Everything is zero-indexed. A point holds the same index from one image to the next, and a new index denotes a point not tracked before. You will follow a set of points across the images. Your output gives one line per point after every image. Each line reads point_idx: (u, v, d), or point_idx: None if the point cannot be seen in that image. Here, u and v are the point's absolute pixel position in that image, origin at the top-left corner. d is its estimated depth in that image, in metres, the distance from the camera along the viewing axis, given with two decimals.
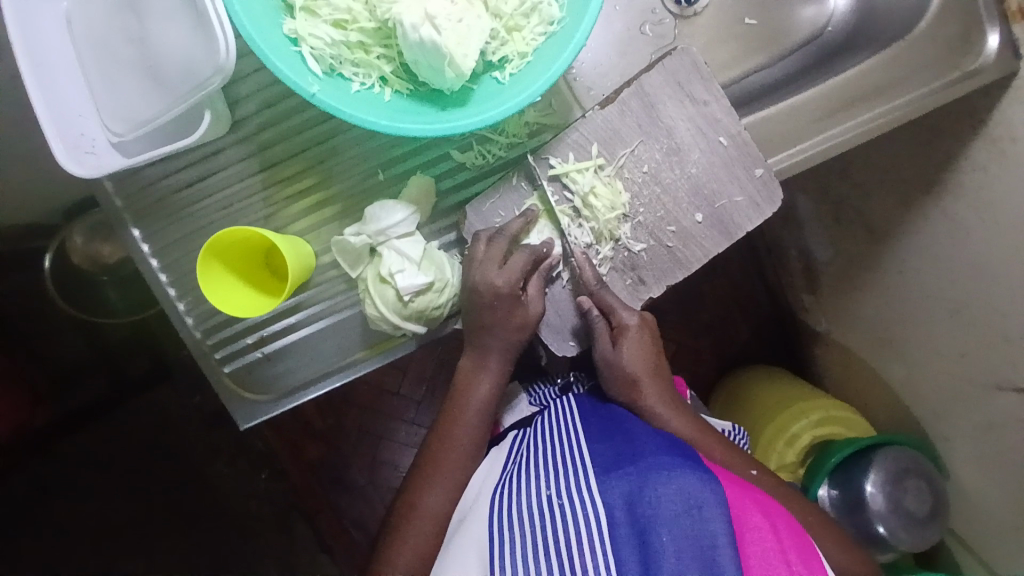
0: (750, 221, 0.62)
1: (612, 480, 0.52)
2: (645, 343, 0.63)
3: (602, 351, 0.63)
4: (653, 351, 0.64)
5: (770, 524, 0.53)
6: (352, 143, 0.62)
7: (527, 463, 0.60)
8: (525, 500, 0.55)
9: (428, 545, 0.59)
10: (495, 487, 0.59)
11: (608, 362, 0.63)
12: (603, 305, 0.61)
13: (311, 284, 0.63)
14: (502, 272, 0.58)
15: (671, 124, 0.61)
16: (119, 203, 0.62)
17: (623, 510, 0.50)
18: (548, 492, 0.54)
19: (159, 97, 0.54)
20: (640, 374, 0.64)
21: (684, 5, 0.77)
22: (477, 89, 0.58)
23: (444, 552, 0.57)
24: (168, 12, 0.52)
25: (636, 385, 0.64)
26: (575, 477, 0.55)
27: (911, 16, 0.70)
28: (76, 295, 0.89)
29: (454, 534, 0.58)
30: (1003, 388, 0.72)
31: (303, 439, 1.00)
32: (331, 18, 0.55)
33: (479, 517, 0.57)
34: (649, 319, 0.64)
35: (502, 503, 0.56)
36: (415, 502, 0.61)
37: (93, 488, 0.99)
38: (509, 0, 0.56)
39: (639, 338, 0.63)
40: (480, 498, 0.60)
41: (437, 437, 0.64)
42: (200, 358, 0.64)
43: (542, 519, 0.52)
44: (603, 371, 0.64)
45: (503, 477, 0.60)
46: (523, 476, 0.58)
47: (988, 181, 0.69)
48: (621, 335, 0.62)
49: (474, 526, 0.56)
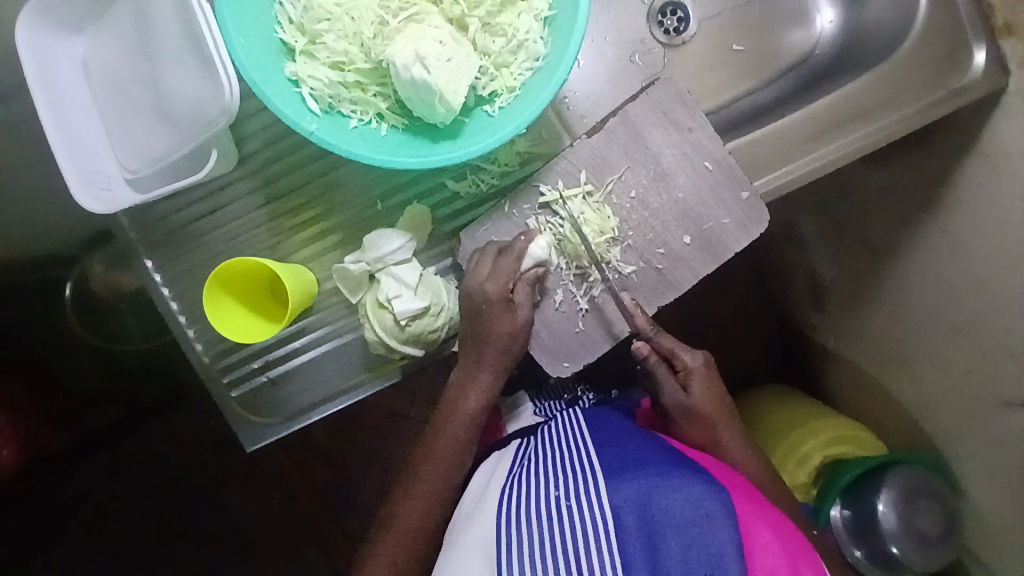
0: (738, 242, 0.64)
1: (621, 483, 0.54)
2: (711, 385, 0.68)
3: (672, 396, 0.67)
4: (721, 395, 0.68)
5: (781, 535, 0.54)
6: (352, 175, 0.65)
7: (536, 466, 0.61)
8: (534, 499, 0.56)
9: (403, 547, 0.62)
10: (503, 485, 0.61)
11: (679, 406, 0.67)
12: (663, 349, 0.67)
13: (315, 309, 0.66)
14: (500, 282, 0.60)
15: (657, 150, 0.63)
16: (134, 235, 0.65)
17: (631, 514, 0.52)
18: (557, 494, 0.56)
19: (172, 136, 0.57)
20: (715, 416, 0.67)
21: (672, 35, 0.80)
22: (469, 122, 0.61)
23: (447, 547, 0.59)
24: (177, 57, 0.55)
25: (708, 422, 0.67)
26: (583, 481, 0.56)
27: (896, 37, 0.72)
28: (96, 323, 0.93)
29: (458, 529, 0.60)
30: (1010, 403, 0.72)
31: (314, 461, 1.03)
32: (329, 60, 0.58)
33: (486, 515, 0.58)
34: (713, 365, 0.70)
35: (510, 502, 0.57)
36: (395, 507, 0.64)
37: (112, 511, 1.02)
38: (496, 40, 0.59)
39: (706, 380, 0.68)
40: (486, 496, 0.61)
41: (426, 440, 0.65)
42: (209, 382, 0.67)
43: (551, 520, 0.53)
44: (682, 421, 0.67)
45: (510, 477, 0.62)
46: (533, 477, 0.59)
47: (985, 198, 0.70)
48: (688, 378, 0.68)
49: (482, 520, 0.58)
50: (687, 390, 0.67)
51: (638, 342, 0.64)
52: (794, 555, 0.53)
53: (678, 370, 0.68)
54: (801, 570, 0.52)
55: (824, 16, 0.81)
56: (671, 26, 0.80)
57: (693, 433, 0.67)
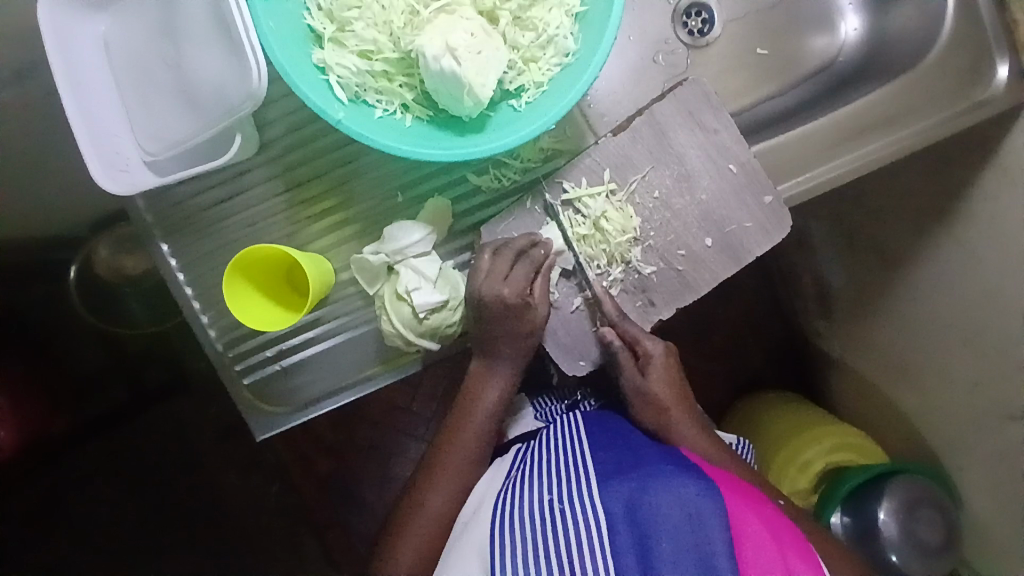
0: (759, 246, 0.63)
1: (612, 486, 0.54)
2: (668, 371, 0.66)
3: (630, 381, 0.65)
4: (677, 380, 0.67)
5: (773, 531, 0.54)
6: (372, 166, 0.65)
7: (531, 470, 0.61)
8: (528, 506, 0.56)
9: (432, 542, 0.61)
10: (499, 492, 0.61)
11: (637, 391, 0.65)
12: (626, 336, 0.64)
13: (331, 299, 0.65)
14: (507, 283, 0.60)
15: (682, 152, 0.63)
16: (150, 218, 0.65)
17: (623, 517, 0.51)
18: (551, 498, 0.56)
19: (193, 120, 0.57)
20: (669, 401, 0.66)
21: (696, 35, 0.79)
22: (495, 116, 0.60)
23: (447, 552, 0.60)
24: (204, 38, 0.55)
25: (664, 409, 0.65)
26: (575, 484, 0.56)
27: (921, 47, 0.72)
28: (100, 306, 0.92)
29: (457, 537, 0.60)
30: (1013, 417, 0.72)
31: (315, 452, 1.03)
32: (357, 48, 0.58)
33: (481, 522, 0.58)
34: (672, 350, 0.67)
35: (504, 509, 0.57)
36: (419, 502, 0.63)
37: (109, 493, 1.02)
38: (526, 35, 0.59)
39: (664, 365, 0.66)
40: (483, 503, 0.61)
41: (445, 436, 0.66)
42: (222, 369, 0.66)
43: (544, 524, 0.53)
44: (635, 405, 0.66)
45: (505, 485, 0.62)
46: (527, 483, 0.59)
47: (999, 212, 0.70)
48: (647, 365, 0.65)
49: (478, 526, 0.59)
50: (644, 375, 0.65)
51: (605, 329, 0.63)
52: (781, 541, 0.53)
53: (638, 356, 0.65)
54: (789, 555, 0.52)
55: (848, 23, 0.81)
56: (695, 27, 0.79)
57: (648, 418, 0.65)
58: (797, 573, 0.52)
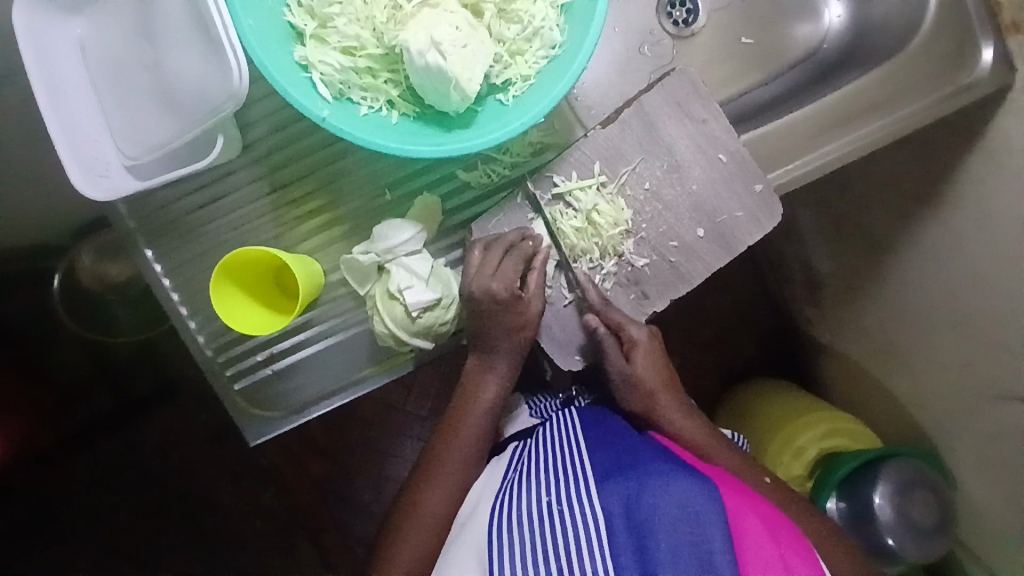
0: (751, 235, 0.63)
1: (611, 486, 0.53)
2: (655, 354, 0.64)
3: (614, 366, 0.64)
4: (664, 365, 0.65)
5: (772, 529, 0.53)
6: (359, 164, 0.64)
7: (528, 470, 0.61)
8: (525, 505, 0.56)
9: (427, 542, 0.61)
10: (497, 492, 0.61)
11: (622, 376, 0.64)
12: (610, 321, 0.63)
13: (320, 302, 0.64)
14: (496, 277, 0.60)
15: (671, 142, 0.62)
16: (133, 224, 0.63)
17: (622, 519, 0.51)
18: (548, 498, 0.55)
19: (173, 122, 0.56)
20: (653, 385, 0.64)
21: (681, 26, 0.79)
22: (482, 110, 0.60)
23: (445, 556, 0.59)
24: (182, 39, 0.54)
25: (648, 394, 0.64)
26: (574, 484, 0.56)
27: (906, 31, 0.72)
28: (84, 315, 0.91)
29: (456, 540, 0.60)
30: (1006, 397, 0.72)
31: (309, 455, 1.01)
32: (340, 45, 0.57)
33: (479, 524, 0.58)
34: (657, 332, 0.66)
35: (502, 509, 0.57)
36: (416, 502, 0.63)
37: (98, 503, 1.00)
38: (512, 27, 0.58)
39: (649, 350, 0.64)
40: (481, 505, 0.61)
41: (442, 435, 0.65)
42: (213, 375, 0.65)
43: (542, 524, 0.53)
44: (620, 389, 0.65)
45: (504, 485, 0.61)
46: (524, 483, 0.59)
47: (987, 194, 0.70)
48: (632, 350, 0.63)
49: (475, 529, 0.58)
50: (630, 361, 0.64)
51: (591, 316, 0.63)
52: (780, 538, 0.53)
53: (623, 341, 0.63)
54: (789, 554, 0.52)
55: (833, 10, 0.82)
56: (680, 17, 0.79)
57: (634, 403, 0.65)
58: (795, 571, 0.51)
